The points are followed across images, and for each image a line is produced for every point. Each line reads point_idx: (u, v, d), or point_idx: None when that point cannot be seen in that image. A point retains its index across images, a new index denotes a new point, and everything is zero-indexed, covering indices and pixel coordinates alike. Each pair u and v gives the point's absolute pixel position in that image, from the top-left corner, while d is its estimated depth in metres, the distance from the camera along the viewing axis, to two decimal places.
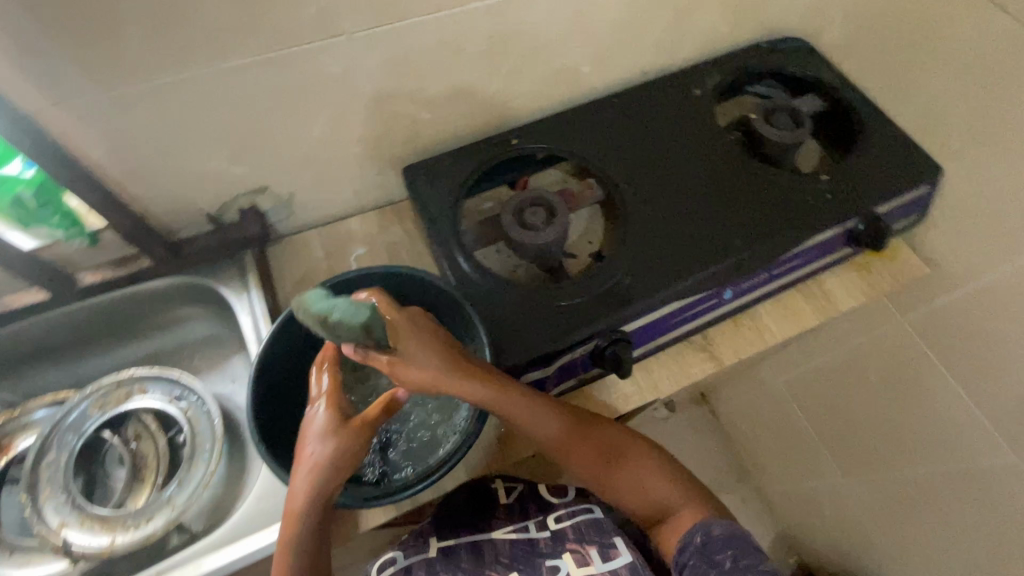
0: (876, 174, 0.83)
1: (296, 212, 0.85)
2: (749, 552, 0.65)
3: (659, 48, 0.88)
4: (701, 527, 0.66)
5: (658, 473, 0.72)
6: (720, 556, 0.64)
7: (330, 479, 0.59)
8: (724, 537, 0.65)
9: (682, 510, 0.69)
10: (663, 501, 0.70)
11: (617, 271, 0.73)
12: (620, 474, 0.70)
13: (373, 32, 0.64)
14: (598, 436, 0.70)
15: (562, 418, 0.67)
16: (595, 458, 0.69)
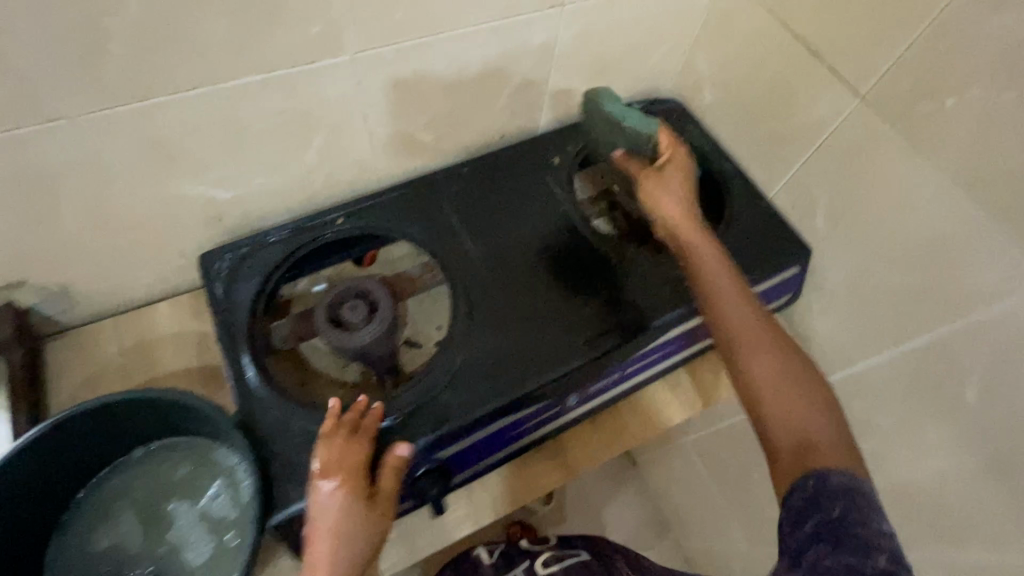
0: (744, 256, 0.76)
1: (79, 302, 0.72)
2: (866, 519, 0.45)
3: (512, 112, 0.79)
4: (823, 471, 0.48)
5: (828, 419, 0.53)
6: (825, 504, 0.46)
7: (344, 502, 0.54)
8: (848, 484, 0.47)
9: (825, 450, 0.50)
10: (815, 432, 0.52)
11: (435, 385, 0.64)
12: (746, 312, 0.58)
13: (105, 116, 0.52)
14: (739, 291, 0.60)
15: (704, 245, 0.62)
16: (743, 333, 0.57)
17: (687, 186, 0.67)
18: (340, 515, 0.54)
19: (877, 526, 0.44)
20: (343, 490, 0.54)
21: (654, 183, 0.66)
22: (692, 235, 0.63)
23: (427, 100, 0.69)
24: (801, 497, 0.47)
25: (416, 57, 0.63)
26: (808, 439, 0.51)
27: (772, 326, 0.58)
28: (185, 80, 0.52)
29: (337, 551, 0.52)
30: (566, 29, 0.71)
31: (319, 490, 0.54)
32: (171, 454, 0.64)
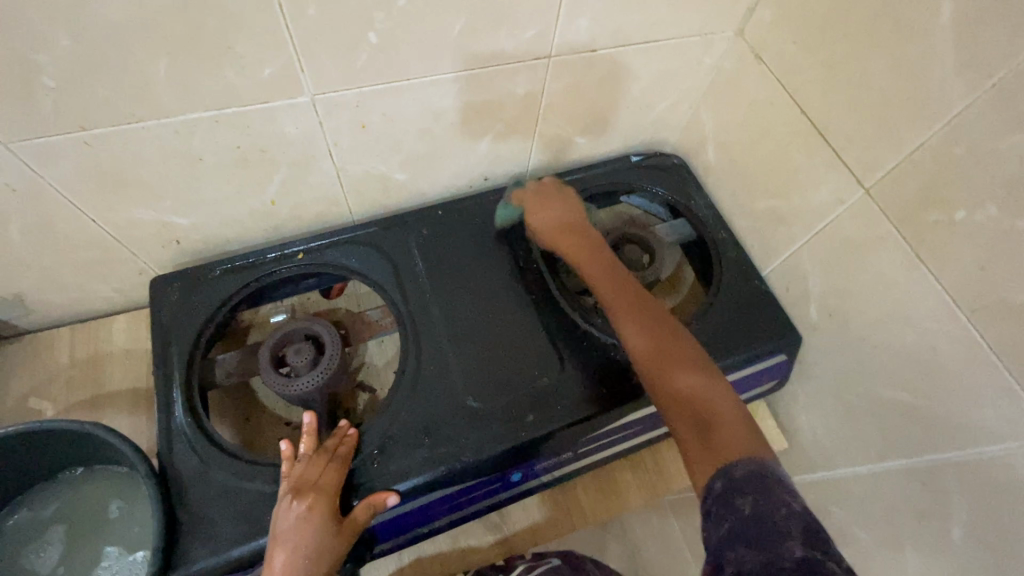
0: (726, 338, 0.70)
1: (34, 310, 0.71)
2: (774, 504, 0.41)
3: (496, 158, 0.75)
4: (729, 462, 0.45)
5: (726, 397, 0.52)
6: (737, 500, 0.42)
7: (308, 527, 0.51)
8: (752, 471, 0.44)
9: (733, 436, 0.48)
10: (703, 411, 0.51)
11: (369, 446, 0.59)
12: (661, 342, 0.58)
13: (48, 143, 0.50)
14: (641, 308, 0.61)
15: (617, 285, 0.65)
16: (651, 345, 0.58)
17: (575, 216, 0.73)
18: (298, 543, 0.50)
19: (790, 507, 0.40)
20: (298, 506, 0.52)
21: (556, 224, 0.72)
22: (591, 258, 0.68)
23: (399, 142, 0.66)
24: (717, 505, 0.43)
25: (383, 101, 0.59)
26: (711, 423, 0.50)
27: (676, 338, 0.58)
28: (128, 112, 0.50)
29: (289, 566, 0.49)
30: (554, 80, 0.66)
31: (292, 507, 0.52)
32: (105, 484, 0.61)
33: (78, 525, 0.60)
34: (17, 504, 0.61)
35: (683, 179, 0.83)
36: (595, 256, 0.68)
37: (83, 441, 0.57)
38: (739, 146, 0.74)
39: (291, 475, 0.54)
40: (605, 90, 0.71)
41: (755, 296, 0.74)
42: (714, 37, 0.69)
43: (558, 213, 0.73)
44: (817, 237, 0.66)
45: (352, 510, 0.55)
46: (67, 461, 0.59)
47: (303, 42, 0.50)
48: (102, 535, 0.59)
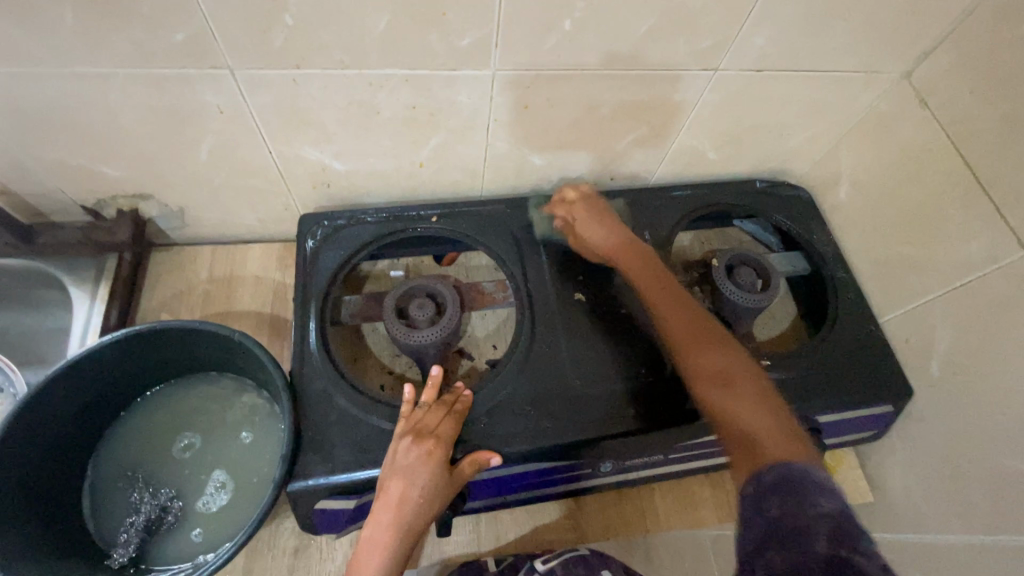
0: (833, 375, 0.70)
1: (188, 225, 0.78)
2: (801, 504, 0.41)
3: (630, 159, 0.78)
4: (763, 466, 0.45)
5: (775, 414, 0.50)
6: (763, 504, 0.42)
7: (423, 468, 0.55)
8: (784, 476, 0.43)
9: (773, 443, 0.47)
10: (749, 420, 0.50)
11: (477, 407, 0.63)
12: (714, 359, 0.55)
13: (263, 75, 0.56)
14: (701, 327, 0.58)
15: (671, 299, 0.62)
16: (708, 361, 0.55)
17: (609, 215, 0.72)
18: (414, 480, 0.54)
19: (817, 506, 0.40)
20: (418, 449, 0.55)
21: (592, 222, 0.71)
22: (643, 272, 0.65)
23: (549, 128, 0.69)
24: (748, 510, 0.43)
25: (551, 86, 0.62)
26: (755, 436, 0.48)
27: (732, 356, 0.55)
28: (338, 59, 0.55)
29: (406, 501, 0.53)
30: (711, 93, 0.68)
31: (410, 448, 0.55)
32: (233, 389, 0.67)
33: (213, 432, 0.65)
34: (171, 384, 0.67)
35: (807, 212, 0.83)
36: (647, 274, 0.65)
37: (234, 348, 0.62)
38: (877, 188, 0.73)
39: (409, 418, 0.58)
40: (753, 111, 0.72)
41: (869, 341, 0.73)
42: (878, 75, 0.68)
43: (602, 225, 0.70)
44: (955, 292, 0.65)
45: (459, 463, 0.58)
46: (206, 361, 0.65)
47: (505, 19, 0.53)
48: (225, 433, 0.65)
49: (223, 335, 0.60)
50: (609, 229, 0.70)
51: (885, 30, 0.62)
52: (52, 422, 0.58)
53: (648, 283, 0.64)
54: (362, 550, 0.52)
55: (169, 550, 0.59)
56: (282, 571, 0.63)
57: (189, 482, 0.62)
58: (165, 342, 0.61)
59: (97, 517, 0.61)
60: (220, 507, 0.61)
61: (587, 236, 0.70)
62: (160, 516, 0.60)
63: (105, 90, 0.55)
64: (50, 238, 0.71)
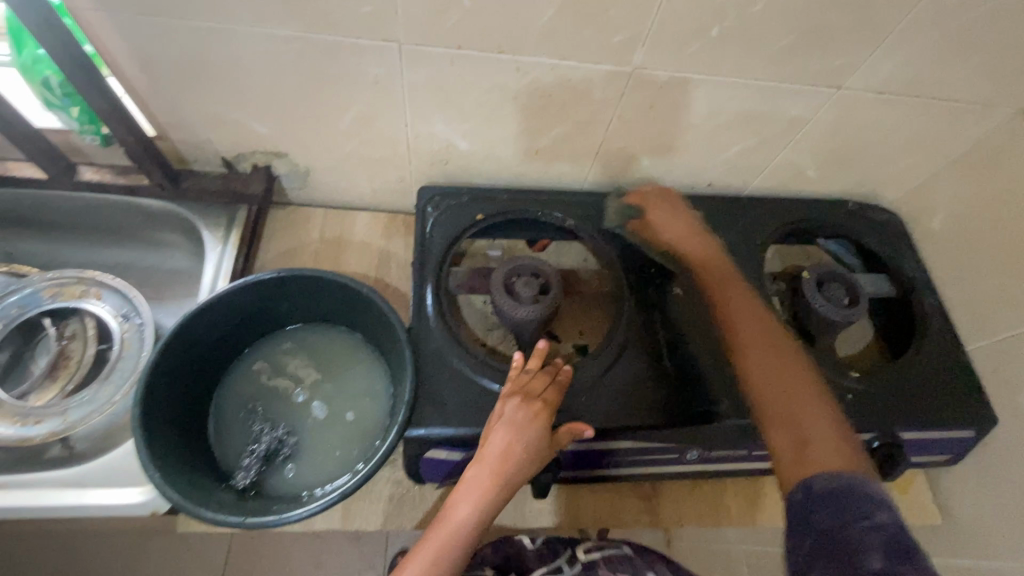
0: (919, 395, 0.72)
1: (309, 186, 0.83)
2: (854, 517, 0.47)
3: (731, 168, 0.81)
4: (811, 476, 0.50)
5: (834, 427, 0.54)
6: (814, 515, 0.48)
7: (530, 428, 0.58)
8: (832, 488, 0.49)
9: (835, 456, 0.52)
10: (804, 432, 0.54)
11: (577, 384, 0.66)
12: (789, 394, 0.57)
13: (425, 51, 0.60)
14: (789, 369, 0.58)
15: (755, 317, 0.63)
16: (768, 377, 0.58)
17: (693, 224, 0.74)
18: (519, 436, 0.58)
19: (871, 520, 0.46)
20: (527, 411, 0.59)
21: (665, 214, 0.75)
22: (738, 290, 0.66)
23: (666, 129, 0.73)
24: (798, 519, 0.49)
25: (682, 89, 0.66)
26: (805, 445, 0.53)
27: (793, 382, 0.58)
28: (498, 43, 0.59)
29: (514, 461, 0.57)
30: (828, 110, 0.71)
31: (519, 408, 0.59)
32: (347, 342, 0.72)
33: (325, 383, 0.70)
34: (291, 330, 0.72)
35: (896, 237, 0.85)
36: (744, 301, 0.65)
37: (359, 302, 0.67)
38: (976, 220, 0.76)
39: (517, 379, 0.62)
40: (863, 132, 0.75)
41: (955, 365, 0.74)
42: (994, 110, 0.71)
43: (672, 222, 0.74)
44: None
45: (558, 429, 0.61)
46: (329, 313, 0.70)
47: (660, 20, 0.57)
48: (337, 382, 0.70)
49: (353, 290, 0.65)
50: (686, 232, 0.73)
51: (1009, 67, 0.65)
52: (195, 349, 0.63)
53: (709, 268, 0.69)
54: (464, 493, 0.56)
55: (284, 481, 0.63)
56: (378, 514, 0.67)
57: (302, 421, 0.67)
58: (295, 288, 0.66)
59: (219, 442, 0.65)
60: (329, 454, 0.65)
61: (654, 222, 0.75)
62: (276, 448, 0.64)
63: (284, 52, 0.61)
64: (192, 183, 0.76)
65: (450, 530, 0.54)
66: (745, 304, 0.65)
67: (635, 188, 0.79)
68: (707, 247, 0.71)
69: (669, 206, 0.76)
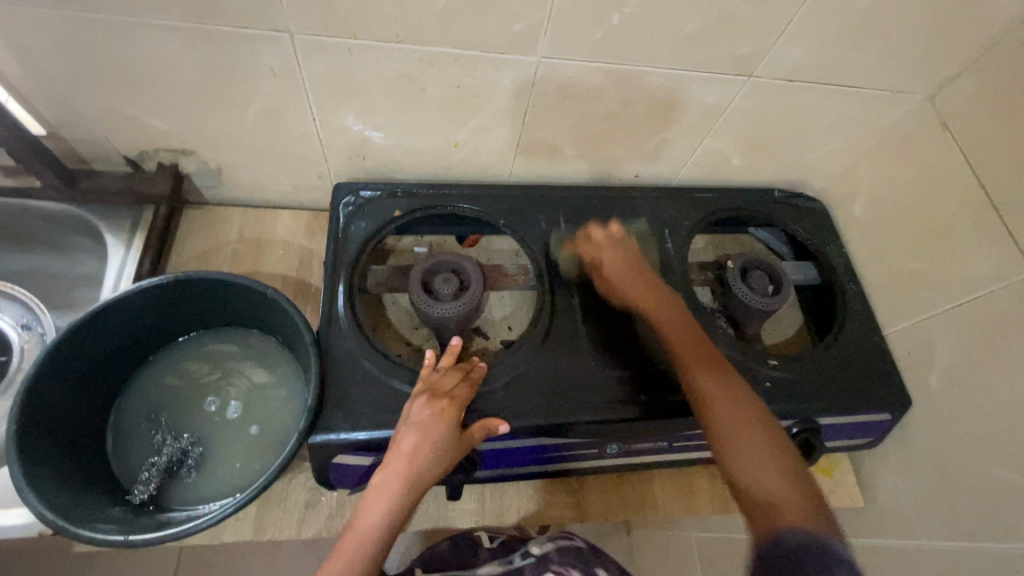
0: (837, 380, 0.73)
1: (223, 184, 0.80)
2: (824, 547, 0.44)
3: (656, 158, 0.81)
4: (781, 532, 0.46)
5: (788, 456, 0.53)
6: (783, 540, 0.46)
7: (438, 426, 0.57)
8: (804, 541, 0.45)
9: (790, 499, 0.49)
10: (762, 473, 0.51)
11: (494, 383, 0.65)
12: (744, 433, 0.54)
13: (320, 41, 0.58)
14: (740, 407, 0.56)
15: (688, 345, 0.62)
16: (724, 410, 0.56)
17: (642, 266, 0.70)
18: (427, 436, 0.56)
19: (838, 558, 0.43)
20: (434, 409, 0.58)
21: (615, 271, 0.69)
22: (677, 326, 0.64)
23: (584, 119, 0.72)
24: (764, 549, 0.46)
25: (593, 78, 0.65)
26: (770, 495, 0.50)
27: (751, 419, 0.55)
28: (395, 32, 0.57)
29: (419, 461, 0.55)
30: (743, 98, 0.70)
31: (425, 406, 0.58)
32: (259, 346, 0.70)
33: (235, 389, 0.67)
34: (201, 336, 0.70)
35: (821, 224, 0.86)
36: (684, 336, 0.63)
37: (264, 305, 0.64)
38: (893, 205, 0.77)
39: (425, 379, 0.61)
40: (781, 121, 0.75)
41: (873, 350, 0.75)
42: (904, 96, 0.71)
43: (620, 262, 0.70)
44: (963, 308, 0.67)
45: (469, 427, 0.60)
46: (238, 316, 0.68)
47: (559, 7, 0.56)
48: (248, 387, 0.67)
49: (256, 292, 0.62)
50: (630, 262, 0.70)
51: (912, 54, 0.65)
52: (86, 360, 0.60)
53: (655, 307, 0.66)
54: (372, 497, 0.54)
55: (187, 493, 0.61)
56: (292, 522, 0.65)
57: (209, 430, 0.65)
58: (195, 291, 0.63)
59: (118, 455, 0.62)
60: (236, 463, 0.63)
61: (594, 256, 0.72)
62: (180, 459, 0.62)
63: (168, 44, 0.57)
64: (92, 183, 0.73)
65: (358, 538, 0.52)
66: (694, 339, 0.62)
67: (583, 232, 0.75)
68: (649, 281, 0.68)
69: (615, 256, 0.71)
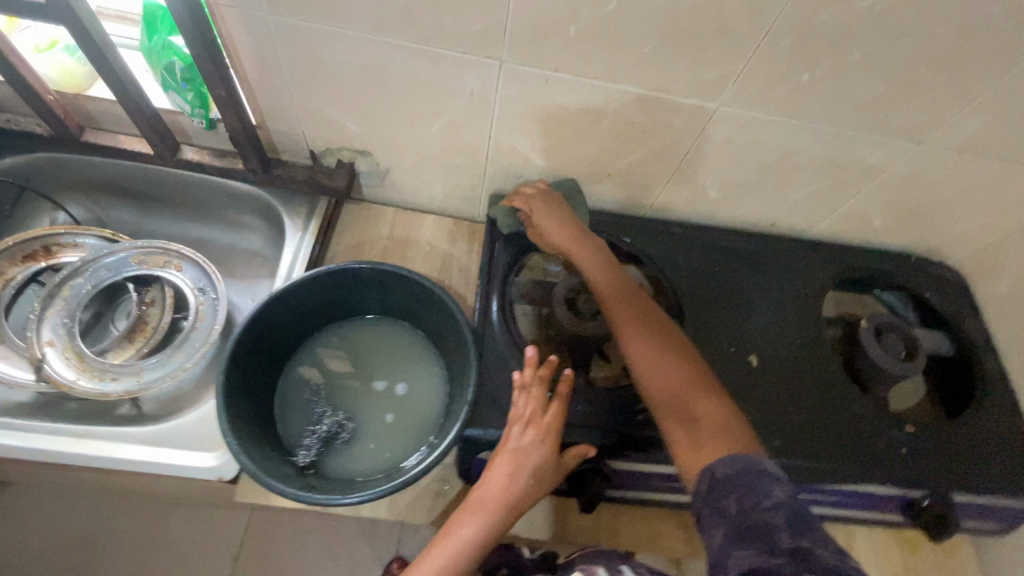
0: (976, 458, 0.71)
1: (384, 185, 0.87)
2: (757, 498, 0.44)
3: (797, 211, 0.82)
4: (715, 465, 0.48)
5: (723, 410, 0.55)
6: (722, 502, 0.45)
7: (534, 458, 0.59)
8: (734, 469, 0.47)
9: (724, 441, 0.51)
10: (696, 419, 0.54)
11: (633, 405, 0.67)
12: (682, 394, 0.57)
13: (524, 70, 0.63)
14: (664, 361, 0.60)
15: (632, 314, 0.64)
16: (663, 376, 0.58)
17: (582, 232, 0.72)
18: (521, 463, 0.59)
19: (771, 497, 0.44)
20: (529, 437, 0.59)
21: (542, 212, 0.74)
22: (609, 288, 0.68)
23: (740, 165, 0.74)
24: (710, 510, 0.46)
25: (762, 128, 0.68)
26: (699, 442, 0.52)
27: (696, 387, 0.57)
28: (594, 69, 0.62)
29: (510, 486, 0.58)
30: (905, 163, 0.71)
31: (521, 433, 0.60)
32: (408, 339, 0.75)
33: (385, 376, 0.72)
34: (359, 320, 0.76)
35: (959, 295, 0.84)
36: (623, 304, 0.66)
37: (427, 300, 0.70)
38: None
39: (517, 408, 0.62)
40: (939, 190, 0.75)
41: (1014, 433, 0.73)
42: None
43: (557, 225, 0.72)
44: None
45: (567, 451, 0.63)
46: (397, 307, 0.74)
47: (755, 62, 0.59)
48: (398, 374, 0.73)
49: (428, 289, 0.68)
50: (560, 227, 0.73)
51: None
52: (272, 328, 0.67)
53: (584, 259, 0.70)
54: (462, 514, 0.58)
55: (340, 463, 0.66)
56: (422, 508, 0.69)
57: (360, 409, 0.70)
58: (370, 278, 0.69)
59: (282, 418, 0.68)
60: (382, 444, 0.68)
61: (541, 229, 0.74)
62: (336, 431, 0.67)
63: (390, 59, 0.65)
64: (282, 172, 0.81)
65: (439, 546, 0.56)
66: (642, 304, 0.66)
67: (523, 188, 0.78)
68: (578, 248, 0.71)
69: (546, 210, 0.74)
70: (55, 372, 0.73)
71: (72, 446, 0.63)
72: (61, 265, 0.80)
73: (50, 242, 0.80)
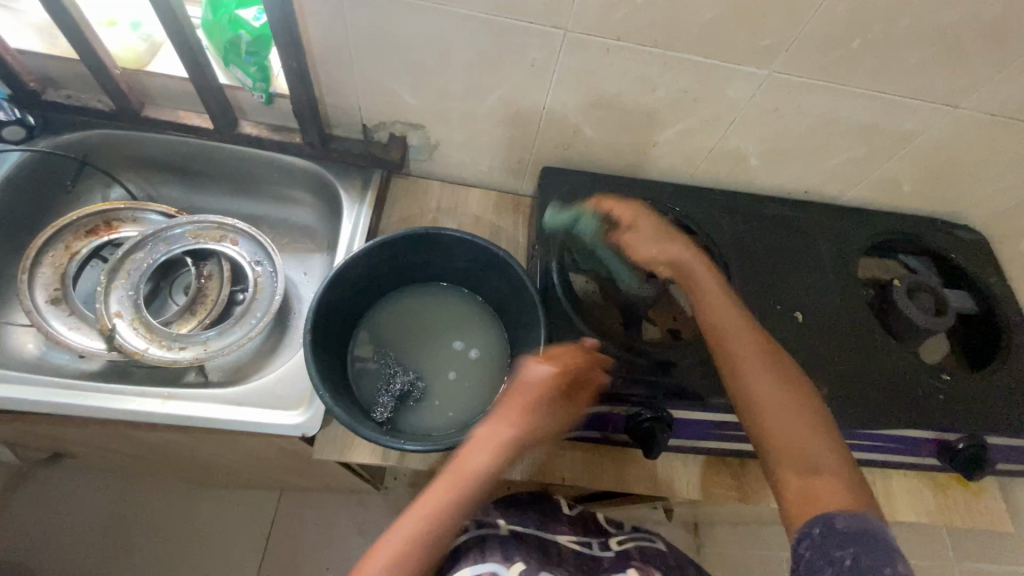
0: (1005, 404, 0.76)
1: (433, 159, 0.89)
2: (875, 561, 0.49)
3: (832, 177, 0.86)
4: (829, 517, 0.53)
5: (833, 452, 0.58)
6: (835, 552, 0.51)
7: (546, 390, 0.60)
8: (852, 529, 0.51)
9: (831, 493, 0.54)
10: (806, 460, 0.57)
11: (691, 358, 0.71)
12: (795, 429, 0.59)
13: (587, 40, 0.66)
14: (780, 392, 0.61)
15: (750, 340, 0.64)
16: (776, 408, 0.60)
17: (685, 249, 0.71)
18: (534, 396, 0.60)
19: (892, 567, 0.49)
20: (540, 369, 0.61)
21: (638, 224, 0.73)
22: (723, 310, 0.66)
23: (784, 132, 0.78)
24: (818, 556, 0.51)
25: (809, 94, 0.71)
26: (809, 486, 0.56)
27: (809, 422, 0.60)
28: (655, 38, 0.65)
29: (524, 415, 0.60)
30: (940, 127, 0.75)
31: (536, 366, 0.62)
32: (469, 305, 0.79)
33: (450, 339, 0.76)
34: (420, 287, 0.79)
35: (982, 255, 0.89)
36: (739, 327, 0.65)
37: (491, 263, 0.72)
38: None
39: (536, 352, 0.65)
40: (970, 153, 0.79)
41: None
42: None
43: (658, 241, 0.72)
44: None
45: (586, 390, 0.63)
46: (459, 273, 0.76)
47: (810, 29, 0.63)
48: (464, 337, 0.76)
49: (491, 250, 0.70)
50: (662, 244, 0.72)
51: None
52: (344, 292, 0.69)
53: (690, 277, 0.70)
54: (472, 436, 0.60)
55: (414, 420, 0.69)
56: None
57: (430, 370, 0.73)
58: (435, 242, 0.71)
59: (356, 378, 0.71)
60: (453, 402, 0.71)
61: (638, 246, 0.72)
62: (409, 390, 0.70)
63: (456, 30, 0.67)
64: (337, 147, 0.84)
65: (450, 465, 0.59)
66: (759, 333, 0.65)
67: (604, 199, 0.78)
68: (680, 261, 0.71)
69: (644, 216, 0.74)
70: (127, 341, 0.75)
71: (160, 407, 0.64)
72: (121, 241, 0.81)
73: (110, 217, 0.82)
